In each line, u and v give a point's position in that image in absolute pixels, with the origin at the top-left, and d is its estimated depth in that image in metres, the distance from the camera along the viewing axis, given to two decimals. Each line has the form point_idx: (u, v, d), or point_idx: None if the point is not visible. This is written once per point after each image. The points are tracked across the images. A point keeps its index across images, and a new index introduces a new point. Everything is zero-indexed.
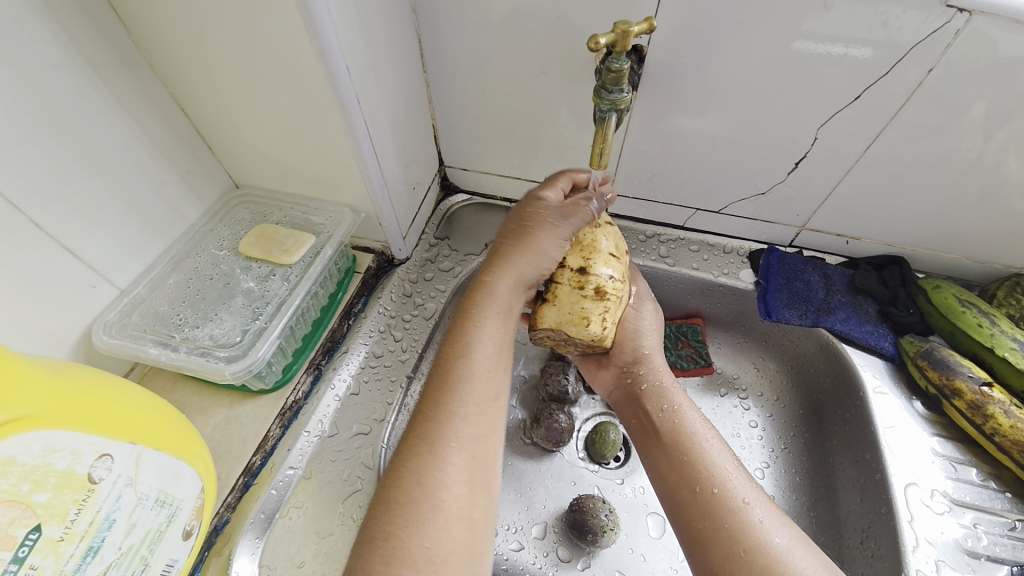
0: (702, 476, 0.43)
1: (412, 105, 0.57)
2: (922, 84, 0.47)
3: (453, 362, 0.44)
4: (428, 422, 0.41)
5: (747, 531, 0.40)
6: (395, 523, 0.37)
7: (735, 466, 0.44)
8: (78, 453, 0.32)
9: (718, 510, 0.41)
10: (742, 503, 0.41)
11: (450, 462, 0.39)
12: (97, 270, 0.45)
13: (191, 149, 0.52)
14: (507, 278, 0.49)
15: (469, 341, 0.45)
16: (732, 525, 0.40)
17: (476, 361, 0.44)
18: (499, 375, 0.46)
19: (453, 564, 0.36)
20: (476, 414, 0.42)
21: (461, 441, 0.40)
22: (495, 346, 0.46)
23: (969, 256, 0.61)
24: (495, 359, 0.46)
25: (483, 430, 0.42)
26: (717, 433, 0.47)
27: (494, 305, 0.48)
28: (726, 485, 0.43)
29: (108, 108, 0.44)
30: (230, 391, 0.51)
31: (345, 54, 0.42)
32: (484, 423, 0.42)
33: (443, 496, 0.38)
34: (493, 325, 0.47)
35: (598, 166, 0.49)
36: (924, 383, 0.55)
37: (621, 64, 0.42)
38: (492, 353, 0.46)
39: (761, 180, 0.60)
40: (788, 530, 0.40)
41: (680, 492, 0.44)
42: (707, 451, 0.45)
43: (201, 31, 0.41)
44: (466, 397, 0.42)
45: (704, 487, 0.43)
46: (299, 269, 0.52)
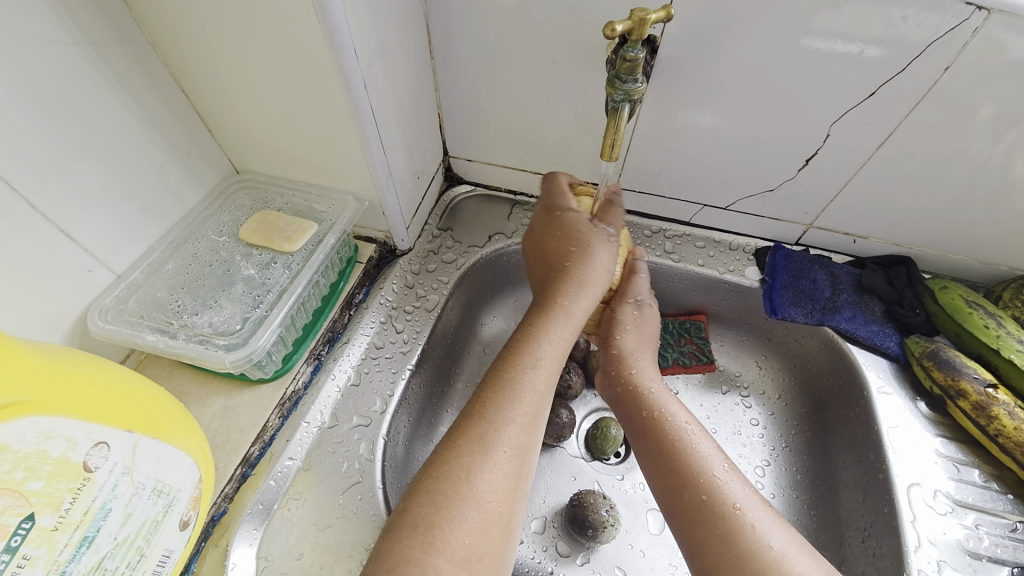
0: (693, 480, 0.43)
1: (418, 92, 0.56)
2: (938, 83, 0.46)
3: (519, 369, 0.45)
4: (481, 422, 0.41)
5: (741, 536, 0.39)
6: (428, 517, 0.37)
7: (726, 469, 0.44)
8: (73, 440, 0.31)
9: (709, 515, 0.41)
10: (733, 508, 0.41)
11: (499, 463, 0.40)
12: (93, 254, 0.44)
13: (191, 132, 0.51)
14: (585, 300, 0.50)
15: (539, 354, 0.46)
16: (724, 531, 0.40)
17: (540, 373, 0.45)
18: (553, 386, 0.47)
19: (485, 563, 0.36)
20: (530, 419, 0.43)
21: (509, 442, 0.41)
22: (558, 361, 0.47)
23: (975, 257, 0.61)
24: (555, 374, 0.47)
25: (530, 438, 0.42)
26: (707, 435, 0.47)
27: (564, 324, 0.49)
28: (716, 489, 0.42)
29: (106, 87, 0.42)
30: (229, 380, 0.50)
31: (354, 36, 0.41)
32: (532, 430, 0.43)
33: (483, 495, 0.38)
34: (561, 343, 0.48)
35: (609, 157, 0.48)
36: (929, 383, 0.54)
37: (637, 53, 0.41)
38: (557, 365, 0.47)
39: (770, 176, 0.59)
40: (781, 532, 0.40)
41: (673, 495, 0.44)
42: (698, 454, 0.45)
43: (204, 8, 0.40)
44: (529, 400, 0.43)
45: (696, 491, 0.42)
46: (300, 257, 0.51)
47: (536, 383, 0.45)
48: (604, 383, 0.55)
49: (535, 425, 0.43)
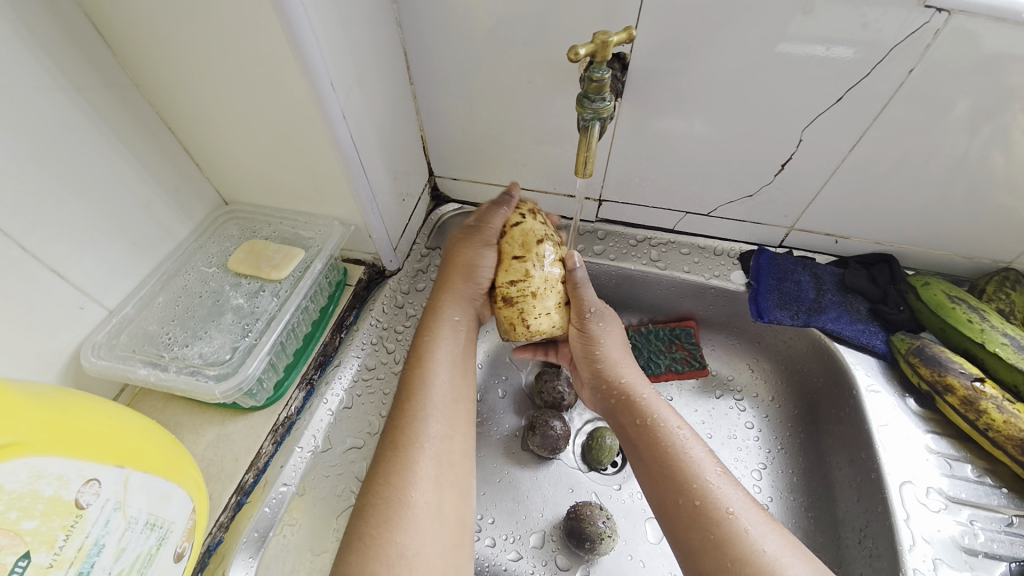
0: (686, 486, 0.43)
1: (399, 117, 0.58)
2: (904, 84, 0.47)
3: (409, 375, 0.48)
4: (397, 428, 0.44)
5: (732, 540, 0.39)
6: (373, 527, 0.39)
7: (720, 474, 0.44)
8: (65, 478, 0.31)
9: (703, 520, 0.41)
10: (727, 513, 0.41)
11: (419, 464, 0.42)
12: (85, 292, 0.45)
13: (179, 167, 0.52)
14: (455, 296, 0.53)
15: (431, 353, 0.49)
16: (718, 535, 0.40)
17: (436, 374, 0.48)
18: (460, 382, 0.50)
19: (426, 556, 0.39)
20: (442, 415, 0.46)
21: (430, 440, 0.44)
22: (455, 357, 0.50)
23: (957, 252, 0.61)
24: (455, 371, 0.50)
25: (447, 434, 0.45)
26: (701, 439, 0.47)
27: (446, 324, 0.52)
28: (710, 496, 0.42)
29: (94, 129, 0.44)
30: (222, 409, 0.50)
31: (330, 69, 0.43)
32: (447, 425, 0.46)
33: (413, 494, 0.41)
34: (452, 341, 0.51)
35: (583, 174, 0.50)
36: (917, 380, 0.55)
37: (602, 73, 0.42)
38: (454, 367, 0.50)
39: (748, 182, 0.60)
40: (775, 536, 0.40)
41: (668, 502, 0.44)
42: (691, 460, 0.44)
43: (184, 50, 0.42)
44: (433, 394, 0.46)
45: (690, 497, 0.42)
46: (288, 284, 0.52)
47: (433, 382, 0.47)
48: (596, 395, 0.56)
49: (447, 419, 0.46)
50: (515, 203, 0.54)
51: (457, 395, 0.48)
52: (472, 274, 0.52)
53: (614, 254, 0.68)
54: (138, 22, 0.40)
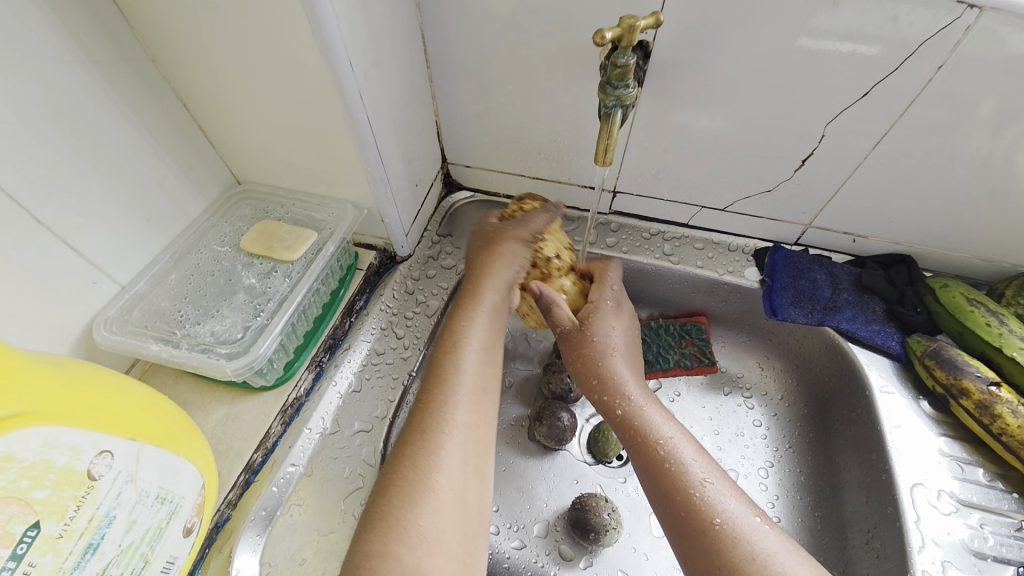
0: (678, 492, 0.43)
1: (415, 101, 0.57)
2: (929, 82, 0.46)
3: (445, 356, 0.48)
4: (424, 412, 0.44)
5: (727, 548, 0.39)
6: (396, 509, 0.39)
7: (709, 481, 0.43)
8: (78, 449, 0.32)
9: (694, 527, 0.41)
10: (713, 524, 0.40)
11: (446, 449, 0.42)
12: (98, 267, 0.45)
13: (193, 145, 0.52)
14: (492, 282, 0.53)
15: (462, 338, 0.49)
16: (707, 544, 0.40)
17: (467, 357, 0.48)
18: (489, 368, 0.49)
19: (446, 543, 0.39)
20: (470, 401, 0.45)
21: (458, 424, 0.44)
22: (485, 342, 0.50)
23: (977, 255, 0.60)
24: (485, 358, 0.49)
25: (476, 420, 0.45)
26: (693, 444, 0.47)
27: (480, 309, 0.51)
28: (698, 504, 0.42)
29: (110, 103, 0.43)
30: (231, 388, 0.51)
31: (348, 49, 0.42)
32: (477, 409, 0.45)
33: (437, 479, 0.41)
34: (483, 327, 0.50)
35: (602, 163, 0.49)
36: (931, 382, 0.54)
37: (627, 59, 0.41)
38: (484, 351, 0.49)
39: (767, 177, 0.59)
40: (773, 543, 0.39)
41: (663, 505, 0.44)
42: (682, 465, 0.45)
43: (202, 25, 0.41)
44: (461, 379, 0.46)
45: (677, 505, 0.43)
46: (300, 266, 0.52)
47: (465, 366, 0.47)
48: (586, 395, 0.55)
49: (476, 404, 0.45)
50: (546, 211, 0.60)
51: (485, 381, 0.48)
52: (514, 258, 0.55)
53: (627, 247, 0.68)
54: None
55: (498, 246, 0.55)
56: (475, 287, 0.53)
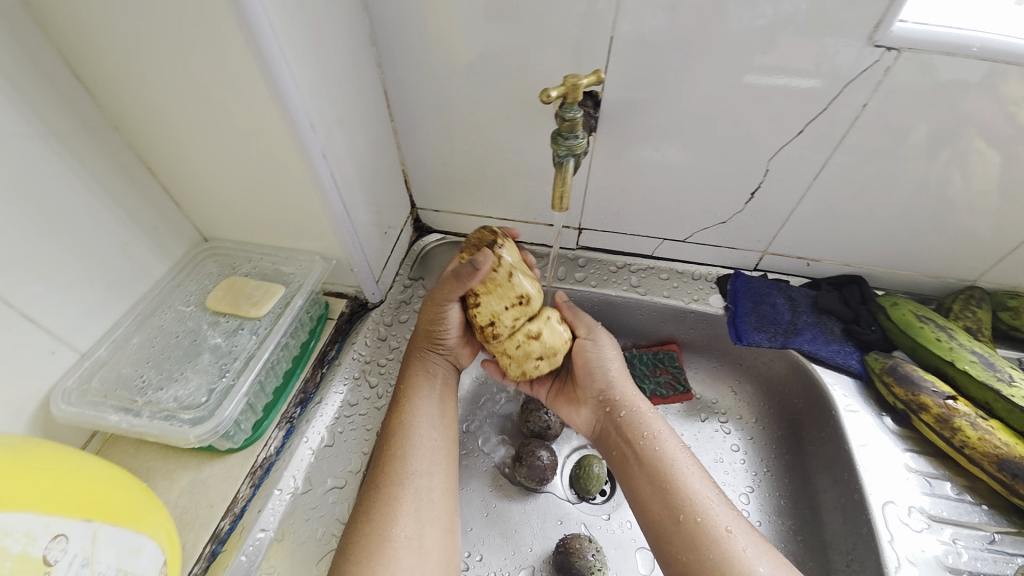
0: (685, 504, 0.45)
1: (380, 154, 0.59)
2: (862, 113, 0.50)
3: (396, 415, 0.51)
4: (382, 468, 0.48)
5: (732, 559, 0.41)
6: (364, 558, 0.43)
7: (715, 494, 0.46)
8: (32, 534, 0.30)
9: (702, 539, 0.43)
10: (725, 532, 0.43)
11: (405, 502, 0.46)
12: (56, 336, 0.44)
13: (158, 207, 0.52)
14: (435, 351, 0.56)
15: (412, 399, 0.52)
16: (718, 554, 0.41)
17: (421, 412, 0.52)
18: (444, 422, 0.53)
19: None
20: (423, 458, 0.49)
21: (413, 478, 0.48)
22: (437, 399, 0.54)
23: (922, 272, 0.64)
24: (437, 422, 0.52)
25: (430, 471, 0.49)
26: (696, 460, 0.49)
27: (427, 378, 0.54)
28: (708, 514, 0.44)
29: (71, 172, 0.44)
30: (197, 452, 0.49)
31: (309, 110, 0.43)
32: (430, 464, 0.49)
33: (399, 527, 0.45)
34: (430, 392, 0.53)
35: (560, 209, 0.51)
36: (892, 399, 0.56)
37: (574, 113, 0.44)
38: (434, 409, 0.53)
39: (721, 209, 0.62)
40: (770, 556, 0.42)
41: (667, 519, 0.45)
42: (689, 479, 0.46)
43: (164, 95, 0.42)
44: (416, 437, 0.50)
45: (690, 515, 0.44)
46: (268, 321, 0.51)
47: (417, 421, 0.51)
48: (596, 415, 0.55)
49: (428, 460, 0.49)
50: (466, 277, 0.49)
51: (439, 433, 0.52)
52: (435, 335, 0.55)
53: (595, 281, 0.70)
54: (118, 68, 0.41)
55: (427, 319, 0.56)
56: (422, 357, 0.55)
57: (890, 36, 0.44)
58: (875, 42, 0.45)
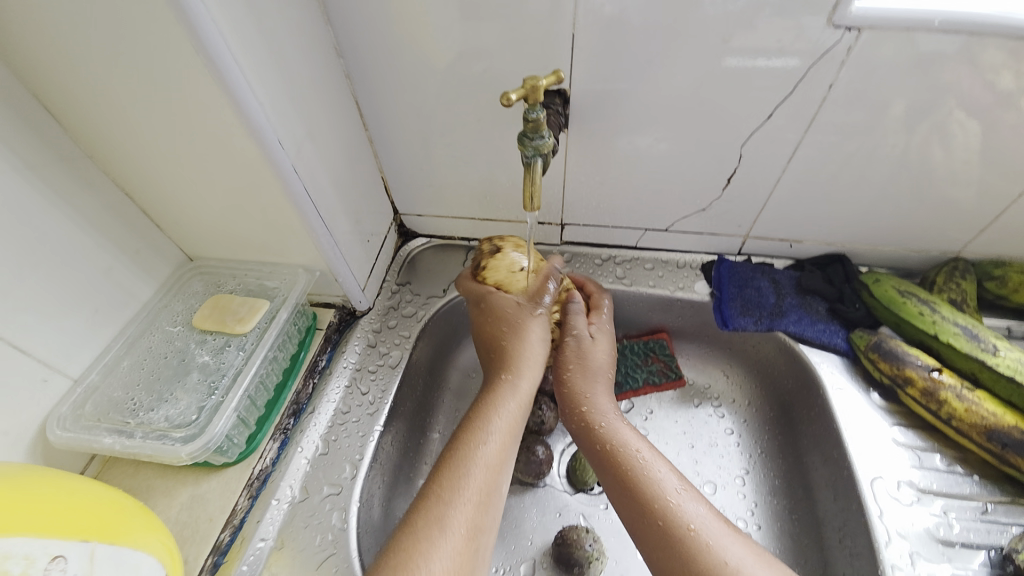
0: (650, 506, 0.44)
1: (357, 163, 0.59)
2: (827, 99, 0.51)
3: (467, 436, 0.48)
4: (427, 512, 0.43)
5: (699, 558, 0.41)
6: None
7: (681, 490, 0.45)
8: (31, 557, 0.31)
9: (669, 540, 0.42)
10: (689, 530, 0.42)
11: (448, 549, 0.41)
12: (46, 364, 0.45)
13: (140, 230, 0.53)
14: (512, 393, 0.51)
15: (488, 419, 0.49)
16: (684, 555, 0.41)
17: (491, 436, 0.48)
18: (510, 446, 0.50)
19: None
20: (473, 504, 0.44)
21: (457, 525, 0.43)
22: (511, 421, 0.50)
23: (906, 247, 0.64)
24: (496, 469, 0.47)
25: (483, 498, 0.45)
26: (663, 457, 0.48)
27: (495, 421, 0.50)
28: (672, 514, 0.44)
29: (48, 203, 0.44)
30: (195, 468, 0.50)
31: (276, 127, 0.44)
32: (478, 511, 0.44)
33: (440, 573, 0.40)
34: (496, 433, 0.49)
35: (531, 209, 0.51)
36: (878, 375, 0.56)
37: (537, 114, 0.44)
38: (508, 433, 0.50)
39: (700, 196, 0.62)
40: (737, 546, 0.41)
41: (634, 524, 0.45)
42: (652, 479, 0.46)
43: (132, 122, 0.43)
44: (471, 481, 0.45)
45: (654, 517, 0.44)
46: (254, 337, 0.52)
47: (486, 444, 0.48)
48: (562, 415, 0.55)
49: (478, 507, 0.44)
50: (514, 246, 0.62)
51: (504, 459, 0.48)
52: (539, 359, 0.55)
53: (581, 275, 0.70)
54: (85, 98, 0.42)
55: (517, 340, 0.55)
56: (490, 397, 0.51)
57: (848, 16, 0.44)
58: (834, 22, 0.45)
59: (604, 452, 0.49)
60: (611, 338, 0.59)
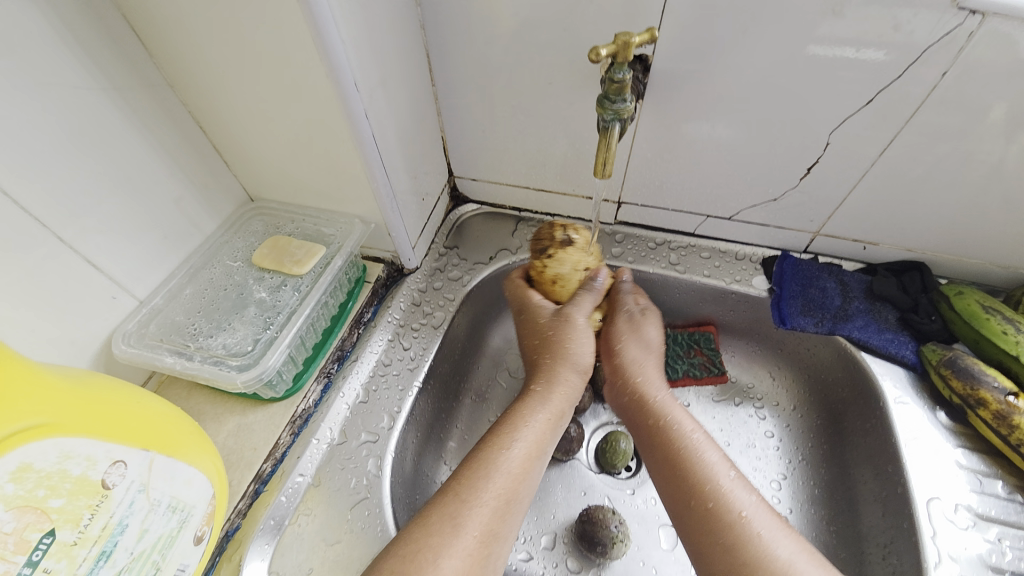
0: (699, 485, 0.42)
1: (421, 118, 0.58)
2: (938, 86, 0.45)
3: (513, 420, 0.46)
4: (466, 475, 0.42)
5: (749, 545, 0.38)
6: (422, 552, 0.37)
7: (732, 477, 0.43)
8: (93, 460, 0.32)
9: (711, 524, 0.41)
10: (740, 517, 0.40)
11: (478, 513, 0.40)
12: (117, 281, 0.47)
13: (209, 164, 0.54)
14: (564, 383, 0.50)
15: (530, 408, 0.47)
16: (731, 538, 0.39)
17: (533, 429, 0.46)
18: (550, 440, 0.47)
19: None
20: (509, 478, 0.42)
21: (472, 526, 0.39)
22: (552, 419, 0.48)
23: (992, 261, 0.59)
24: (537, 458, 0.45)
25: (511, 492, 0.42)
26: (715, 442, 0.45)
27: (541, 408, 0.47)
28: (724, 498, 0.41)
29: (130, 128, 0.46)
30: (243, 399, 0.52)
31: (353, 69, 0.43)
32: (514, 487, 0.42)
33: (467, 533, 0.39)
34: (541, 423, 0.46)
35: (601, 175, 0.50)
36: (948, 393, 0.52)
37: (624, 74, 0.43)
38: (547, 426, 0.47)
39: (772, 185, 0.59)
40: (789, 542, 0.39)
41: (680, 505, 0.43)
42: (705, 462, 0.44)
43: (215, 50, 0.43)
44: (510, 454, 0.43)
45: (704, 499, 0.42)
46: (309, 280, 0.53)
47: (522, 434, 0.45)
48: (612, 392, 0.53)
49: (515, 483, 0.42)
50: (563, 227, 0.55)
51: (535, 455, 0.45)
52: (558, 345, 0.51)
53: (633, 257, 0.68)
54: (170, 22, 0.42)
55: (554, 341, 0.51)
56: (538, 389, 0.49)
57: None
58: (959, 3, 0.40)
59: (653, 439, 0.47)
60: (658, 321, 0.56)
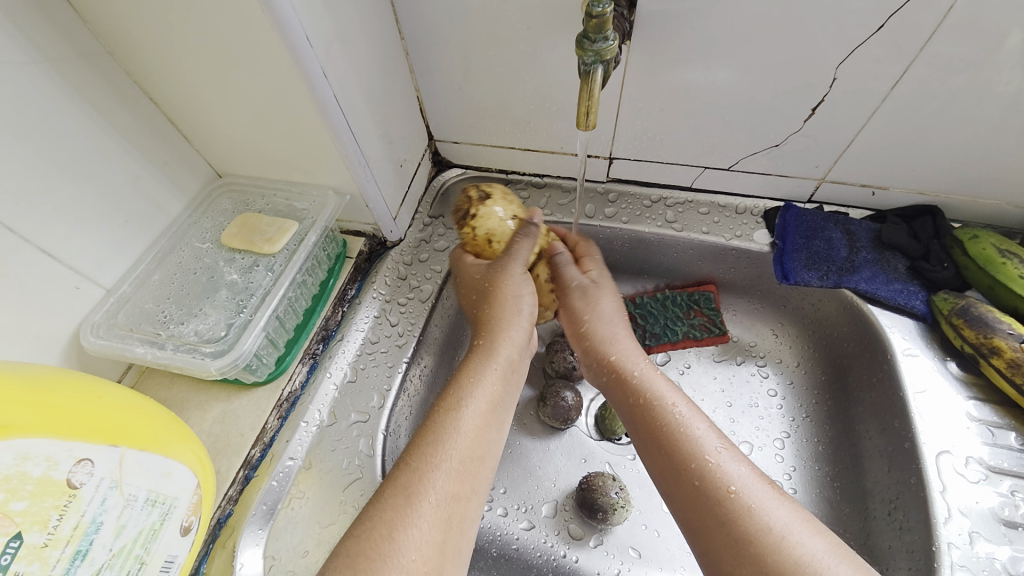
0: (689, 459, 0.40)
1: (390, 76, 0.54)
2: (955, 8, 0.40)
3: (464, 378, 0.44)
4: (418, 442, 0.39)
5: (742, 519, 0.35)
6: (379, 529, 0.35)
7: (722, 449, 0.40)
8: (54, 459, 0.31)
9: (703, 500, 0.38)
10: (728, 492, 0.37)
11: (435, 479, 0.37)
12: (79, 271, 0.45)
13: (165, 140, 0.50)
14: (508, 337, 0.47)
15: (483, 364, 0.45)
16: (725, 521, 0.36)
17: (486, 386, 0.43)
18: (506, 396, 0.45)
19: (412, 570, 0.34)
20: (468, 440, 0.40)
21: (430, 495, 0.37)
22: (506, 375, 0.45)
23: (1009, 202, 0.55)
24: (495, 416, 0.43)
25: (473, 457, 0.40)
26: (705, 416, 0.43)
27: (492, 362, 0.45)
28: (714, 472, 0.38)
29: (71, 104, 0.42)
30: (226, 385, 0.50)
31: (303, 20, 0.39)
32: (473, 448, 0.40)
33: (425, 500, 0.36)
34: (494, 381, 0.44)
35: (585, 126, 0.46)
36: (959, 342, 0.50)
37: (603, 8, 0.38)
38: (501, 382, 0.45)
39: (774, 130, 0.54)
40: (784, 511, 0.36)
41: (669, 480, 0.40)
42: (692, 435, 0.41)
43: (149, 8, 0.39)
44: (466, 419, 0.41)
45: (691, 473, 0.39)
46: (283, 258, 0.50)
47: (477, 393, 0.43)
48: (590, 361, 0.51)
49: (474, 443, 0.40)
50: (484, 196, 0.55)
51: (493, 413, 0.43)
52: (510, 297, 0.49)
53: (627, 217, 0.64)
54: None
55: (495, 294, 0.49)
56: (483, 343, 0.47)
57: None
58: None
59: (643, 411, 0.44)
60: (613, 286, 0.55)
